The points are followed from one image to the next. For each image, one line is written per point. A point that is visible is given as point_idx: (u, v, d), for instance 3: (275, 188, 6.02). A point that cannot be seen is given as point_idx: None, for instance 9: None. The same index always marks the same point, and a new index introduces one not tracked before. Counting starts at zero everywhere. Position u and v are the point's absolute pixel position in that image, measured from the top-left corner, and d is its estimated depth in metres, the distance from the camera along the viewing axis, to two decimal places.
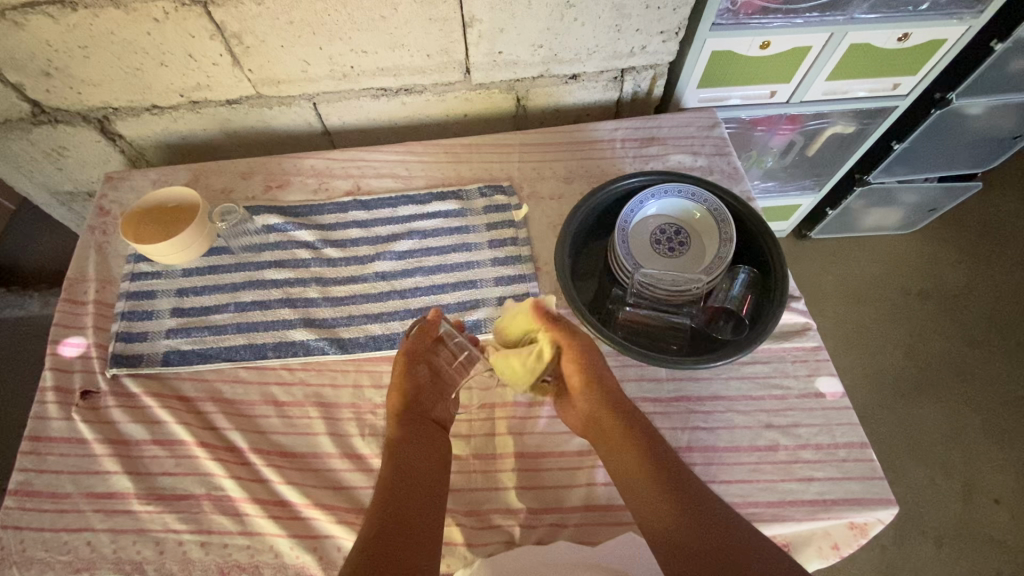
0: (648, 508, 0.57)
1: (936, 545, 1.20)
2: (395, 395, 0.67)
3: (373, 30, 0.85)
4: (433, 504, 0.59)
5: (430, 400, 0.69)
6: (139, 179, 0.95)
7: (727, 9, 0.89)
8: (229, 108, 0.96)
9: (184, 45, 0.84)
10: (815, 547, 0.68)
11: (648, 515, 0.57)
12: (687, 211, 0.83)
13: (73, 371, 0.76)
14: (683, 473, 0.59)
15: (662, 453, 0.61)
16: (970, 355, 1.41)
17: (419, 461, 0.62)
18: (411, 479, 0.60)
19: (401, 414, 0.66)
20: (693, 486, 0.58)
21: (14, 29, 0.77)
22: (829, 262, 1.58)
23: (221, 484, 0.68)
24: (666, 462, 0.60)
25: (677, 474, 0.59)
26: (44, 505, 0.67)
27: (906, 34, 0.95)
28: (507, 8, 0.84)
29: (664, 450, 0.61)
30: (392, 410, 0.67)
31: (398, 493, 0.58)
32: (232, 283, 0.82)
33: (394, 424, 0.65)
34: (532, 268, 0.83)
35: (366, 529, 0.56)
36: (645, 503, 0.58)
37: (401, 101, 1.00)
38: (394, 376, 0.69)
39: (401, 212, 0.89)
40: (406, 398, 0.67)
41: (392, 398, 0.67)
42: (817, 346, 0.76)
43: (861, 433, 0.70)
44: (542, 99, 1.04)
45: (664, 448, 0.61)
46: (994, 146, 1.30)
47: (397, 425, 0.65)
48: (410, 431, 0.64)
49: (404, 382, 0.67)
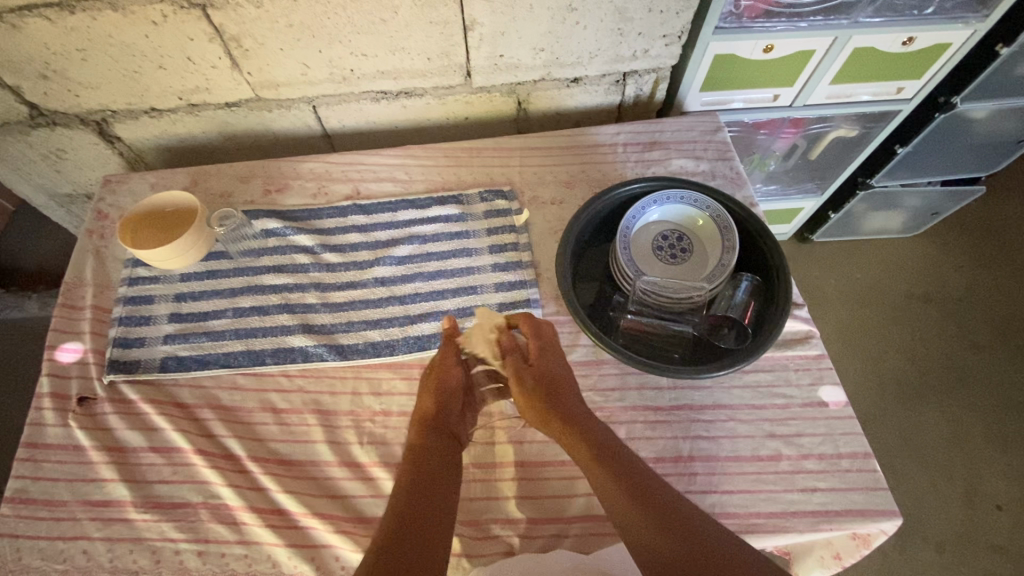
0: (629, 527, 0.55)
1: (938, 551, 1.19)
2: (427, 396, 0.67)
3: (373, 33, 0.84)
4: (448, 516, 0.58)
5: (455, 416, 0.67)
6: (138, 182, 0.94)
7: (731, 13, 0.88)
8: (228, 111, 0.96)
9: (183, 48, 0.83)
10: (816, 557, 0.68)
11: (629, 534, 0.55)
12: (689, 218, 0.82)
13: (70, 377, 0.75)
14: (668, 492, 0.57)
15: (641, 472, 0.58)
16: (973, 359, 1.40)
17: (438, 469, 0.61)
18: (428, 487, 0.59)
19: (426, 421, 0.65)
20: (680, 505, 0.56)
21: (12, 32, 0.77)
22: (831, 265, 1.57)
23: (218, 492, 0.68)
24: (648, 480, 0.57)
25: (661, 492, 0.57)
26: (40, 513, 0.67)
27: (911, 37, 0.94)
28: (508, 11, 0.83)
29: (645, 470, 0.59)
30: (418, 414, 0.66)
31: (414, 500, 0.57)
32: (230, 288, 0.82)
33: (417, 430, 0.65)
34: (533, 274, 0.82)
35: (379, 535, 0.55)
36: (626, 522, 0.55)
37: (401, 105, 0.99)
38: (429, 379, 0.68)
39: (401, 217, 0.89)
40: (435, 403, 0.66)
41: (421, 401, 0.67)
42: (820, 355, 0.76)
43: (864, 442, 0.69)
44: (544, 102, 1.03)
45: (644, 468, 0.59)
46: (998, 150, 1.29)
47: (419, 431, 0.64)
48: (433, 439, 0.63)
49: (435, 385, 0.67)
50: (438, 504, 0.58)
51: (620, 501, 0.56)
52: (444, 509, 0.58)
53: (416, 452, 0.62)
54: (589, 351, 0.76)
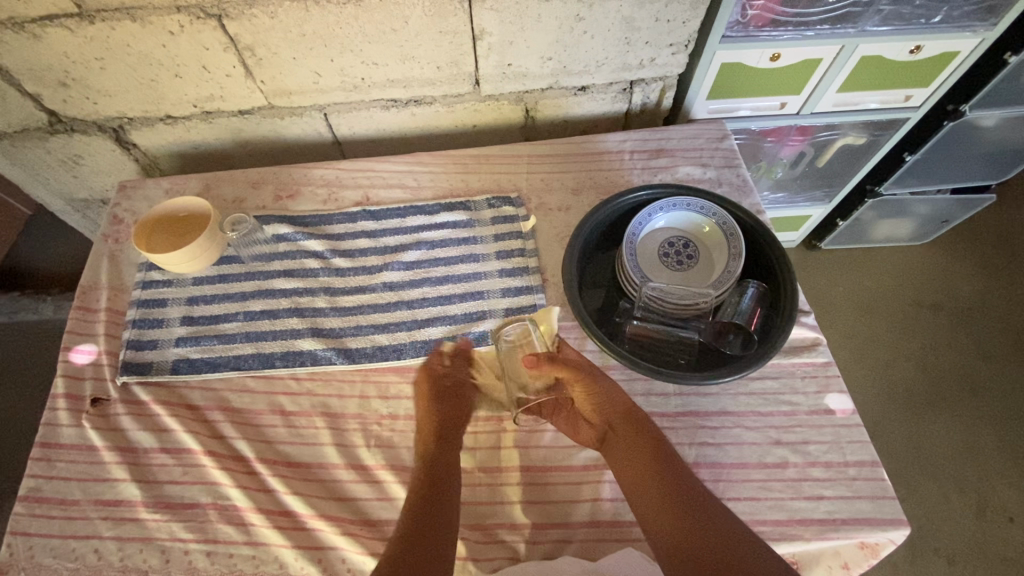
0: (656, 518, 0.58)
1: (949, 562, 1.18)
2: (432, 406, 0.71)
3: (385, 42, 0.86)
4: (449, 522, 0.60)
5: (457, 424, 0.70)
6: (152, 188, 0.96)
7: (738, 22, 0.89)
8: (242, 118, 0.98)
9: (198, 57, 0.85)
10: (825, 566, 0.66)
11: (654, 521, 0.58)
12: (695, 224, 0.82)
13: (84, 378, 0.77)
14: (702, 492, 0.60)
15: (677, 469, 0.61)
16: (985, 369, 1.39)
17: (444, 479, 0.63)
18: (437, 492, 0.62)
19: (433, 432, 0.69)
20: (717, 510, 0.58)
21: (32, 41, 0.79)
22: (841, 273, 1.56)
23: (228, 494, 0.69)
24: (686, 478, 0.61)
25: (695, 494, 0.59)
26: (53, 512, 0.68)
27: (918, 46, 0.94)
28: (517, 21, 0.84)
29: (679, 463, 0.62)
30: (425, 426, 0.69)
31: (426, 503, 0.61)
32: (242, 292, 0.83)
33: (427, 438, 0.68)
34: (539, 280, 0.82)
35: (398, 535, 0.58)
36: (648, 510, 0.59)
37: (411, 112, 1.00)
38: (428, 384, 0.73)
39: (409, 222, 0.90)
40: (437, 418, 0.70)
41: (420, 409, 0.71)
42: (827, 362, 0.75)
43: (872, 450, 0.69)
44: (551, 110, 1.04)
45: (686, 469, 0.62)
46: (1009, 158, 1.28)
47: (427, 441, 0.68)
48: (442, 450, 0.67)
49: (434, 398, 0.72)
50: (442, 512, 0.60)
51: (654, 495, 0.60)
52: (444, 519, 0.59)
53: (426, 464, 0.65)
54: (595, 356, 0.76)
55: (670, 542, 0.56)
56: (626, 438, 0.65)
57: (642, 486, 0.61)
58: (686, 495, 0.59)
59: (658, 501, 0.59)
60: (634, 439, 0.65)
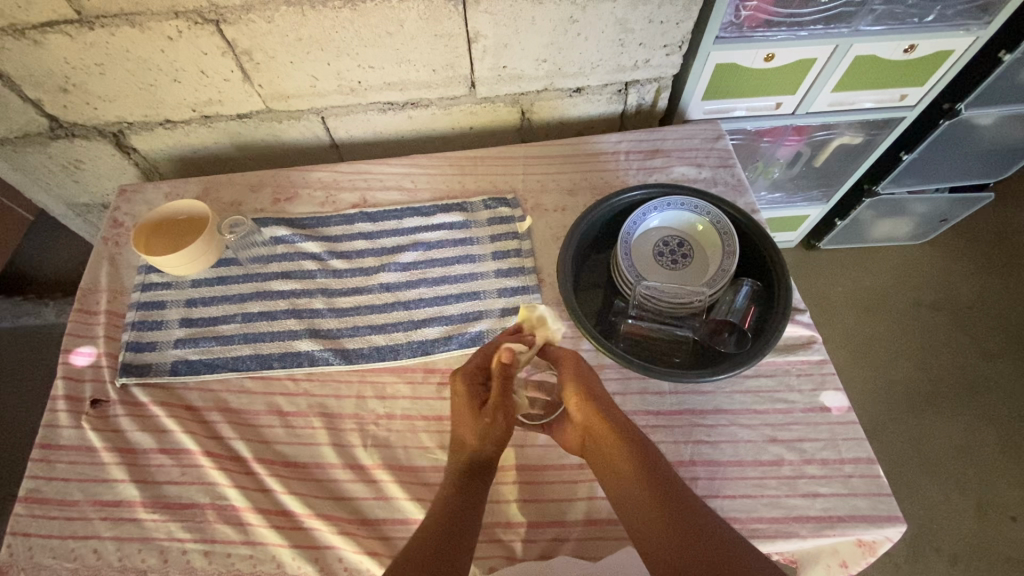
0: (645, 526, 0.57)
1: (950, 563, 1.17)
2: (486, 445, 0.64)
3: (380, 46, 0.86)
4: (472, 532, 0.59)
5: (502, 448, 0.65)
6: (152, 192, 0.96)
7: (732, 23, 0.89)
8: (240, 122, 0.98)
9: (196, 62, 0.86)
10: (823, 565, 0.67)
11: (643, 530, 0.57)
12: (689, 224, 0.83)
13: (84, 380, 0.77)
14: (690, 496, 0.58)
15: (666, 475, 0.60)
16: (986, 369, 1.39)
17: (472, 484, 0.63)
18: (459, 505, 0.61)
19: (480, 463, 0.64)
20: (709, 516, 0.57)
21: (34, 48, 0.80)
22: (840, 272, 1.56)
23: (226, 494, 0.69)
24: (676, 484, 0.59)
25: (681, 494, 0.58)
26: (53, 512, 0.68)
27: (912, 45, 0.94)
28: (512, 24, 0.85)
29: (667, 469, 0.61)
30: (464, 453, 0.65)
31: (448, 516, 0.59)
32: (239, 294, 0.84)
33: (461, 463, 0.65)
34: (535, 279, 0.83)
35: (418, 539, 0.57)
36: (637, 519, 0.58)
37: (407, 115, 1.01)
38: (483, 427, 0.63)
39: (406, 224, 0.90)
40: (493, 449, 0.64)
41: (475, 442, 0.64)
42: (822, 360, 0.75)
43: (868, 448, 0.69)
44: (547, 112, 1.05)
45: (672, 471, 0.61)
46: (1006, 156, 1.28)
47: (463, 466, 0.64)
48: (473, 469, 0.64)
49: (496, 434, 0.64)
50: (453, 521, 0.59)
51: (642, 500, 0.58)
52: (463, 526, 0.58)
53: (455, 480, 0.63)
54: (591, 355, 0.77)
55: (658, 553, 0.55)
56: (609, 442, 0.63)
57: (630, 494, 0.59)
58: (676, 500, 0.57)
59: (647, 506, 0.58)
60: (618, 442, 0.62)
